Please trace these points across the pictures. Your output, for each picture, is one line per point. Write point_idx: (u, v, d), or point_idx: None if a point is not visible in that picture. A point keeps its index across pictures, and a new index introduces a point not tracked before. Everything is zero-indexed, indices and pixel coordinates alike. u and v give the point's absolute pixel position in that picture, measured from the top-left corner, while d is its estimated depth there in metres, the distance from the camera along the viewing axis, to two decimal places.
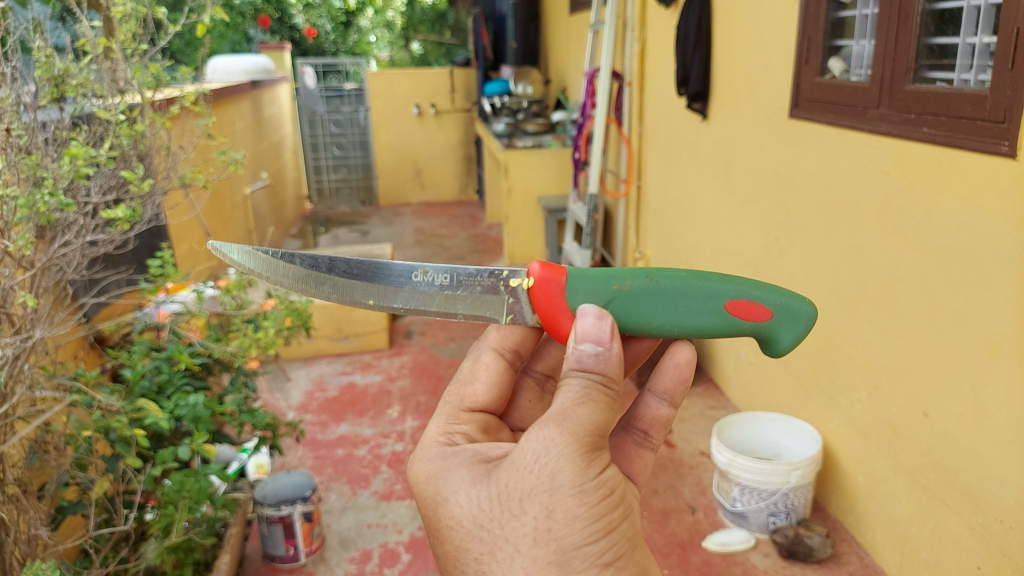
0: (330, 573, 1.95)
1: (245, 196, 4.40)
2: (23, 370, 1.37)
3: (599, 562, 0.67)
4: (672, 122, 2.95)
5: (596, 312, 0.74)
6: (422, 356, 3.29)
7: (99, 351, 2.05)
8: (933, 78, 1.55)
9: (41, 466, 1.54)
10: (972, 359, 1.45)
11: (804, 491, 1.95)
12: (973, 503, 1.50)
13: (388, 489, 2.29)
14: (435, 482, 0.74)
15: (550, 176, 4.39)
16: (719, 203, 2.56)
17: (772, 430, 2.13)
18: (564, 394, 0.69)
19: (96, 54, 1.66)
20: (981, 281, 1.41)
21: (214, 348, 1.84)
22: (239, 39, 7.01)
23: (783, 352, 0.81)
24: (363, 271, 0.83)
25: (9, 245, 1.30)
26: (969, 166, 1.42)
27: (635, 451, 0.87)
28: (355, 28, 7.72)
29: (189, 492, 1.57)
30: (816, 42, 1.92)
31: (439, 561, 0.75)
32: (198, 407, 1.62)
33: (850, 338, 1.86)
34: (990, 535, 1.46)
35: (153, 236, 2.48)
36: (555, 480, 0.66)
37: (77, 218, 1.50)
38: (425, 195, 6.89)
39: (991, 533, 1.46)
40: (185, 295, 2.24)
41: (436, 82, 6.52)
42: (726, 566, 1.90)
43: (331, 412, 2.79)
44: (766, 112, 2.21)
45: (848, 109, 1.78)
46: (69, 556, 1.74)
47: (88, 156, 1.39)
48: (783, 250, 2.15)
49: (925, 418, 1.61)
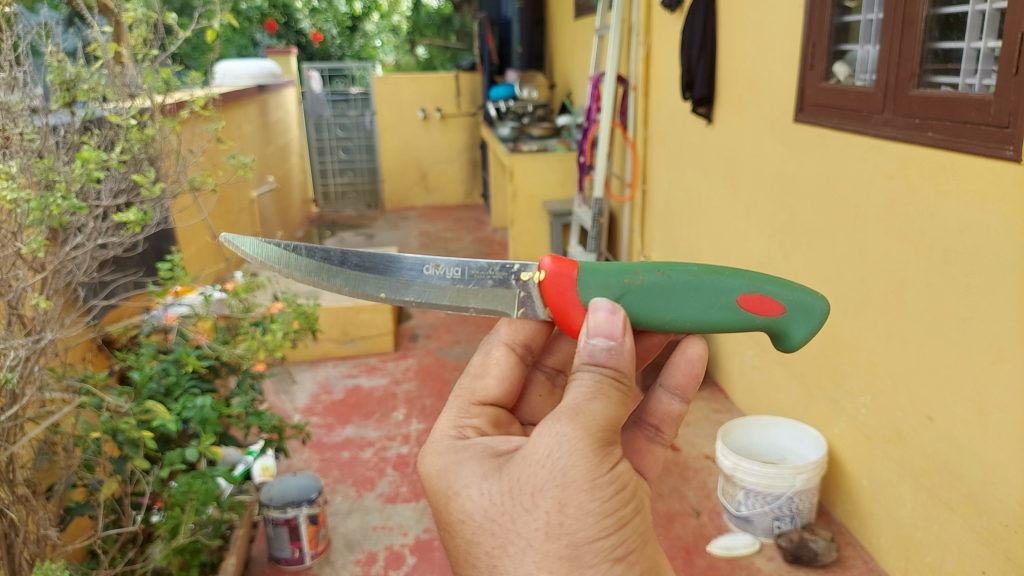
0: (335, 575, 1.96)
1: (251, 199, 4.42)
2: (33, 371, 1.39)
3: (611, 557, 0.68)
4: (677, 126, 2.96)
5: (609, 306, 0.74)
6: (427, 359, 3.30)
7: (106, 353, 2.07)
8: (937, 83, 1.55)
9: (50, 467, 1.56)
10: (976, 363, 1.46)
11: (809, 495, 1.95)
12: (977, 507, 1.50)
13: (394, 492, 2.30)
14: (446, 475, 0.74)
15: (555, 180, 4.40)
16: (724, 207, 2.56)
17: (778, 433, 2.13)
18: (576, 389, 0.69)
19: (107, 59, 1.66)
20: (986, 286, 1.41)
21: (221, 351, 1.84)
22: (245, 44, 7.06)
23: (795, 347, 0.82)
24: (375, 264, 0.84)
25: (22, 247, 1.32)
26: (973, 171, 1.42)
27: (646, 446, 0.88)
28: (360, 32, 7.77)
29: (196, 493, 1.57)
30: (820, 47, 1.92)
31: (449, 556, 0.75)
32: (205, 409, 1.63)
33: (855, 342, 1.86)
34: (994, 539, 1.46)
35: (161, 239, 2.50)
36: (567, 475, 0.66)
37: (88, 220, 1.51)
38: (430, 198, 6.92)
39: (995, 537, 1.46)
40: (192, 298, 2.26)
41: (441, 86, 6.54)
42: (730, 569, 1.90)
43: (336, 415, 2.80)
44: (770, 116, 2.22)
45: (853, 114, 1.79)
46: (76, 557, 1.75)
47: (99, 159, 1.41)
48: (788, 254, 2.15)
49: (928, 424, 1.62)
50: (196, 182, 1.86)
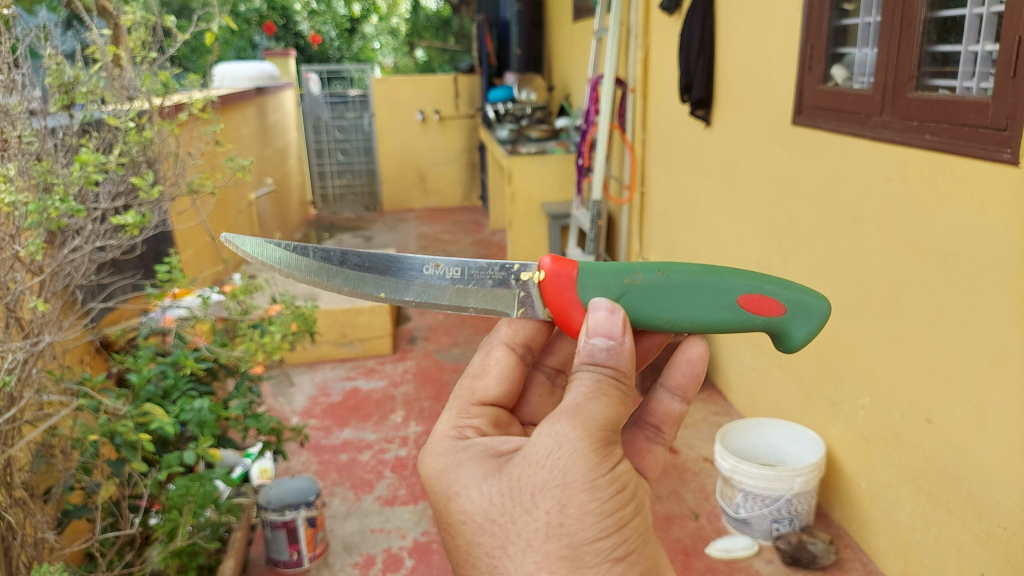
0: None
1: (249, 202, 4.42)
2: (30, 374, 1.38)
3: (611, 558, 0.68)
4: (675, 128, 2.97)
5: (608, 306, 0.74)
6: (426, 361, 3.30)
7: (104, 356, 2.07)
8: (935, 86, 1.56)
9: (48, 470, 1.56)
10: (975, 366, 1.46)
11: (807, 497, 1.95)
12: (975, 510, 1.50)
13: (392, 495, 2.30)
14: (446, 476, 0.74)
15: (553, 182, 4.40)
16: (722, 209, 2.56)
17: (776, 436, 2.13)
18: (575, 389, 0.69)
19: (105, 62, 1.66)
20: (984, 288, 1.42)
21: (219, 353, 1.84)
22: (243, 46, 7.07)
23: (795, 347, 0.82)
24: (375, 264, 0.84)
25: (20, 250, 1.32)
26: (971, 174, 1.42)
27: (647, 446, 0.88)
28: (359, 35, 7.78)
29: (194, 496, 1.57)
30: (818, 49, 1.93)
31: (449, 557, 0.75)
32: (203, 412, 1.63)
33: (853, 344, 1.86)
34: (993, 542, 1.46)
35: (159, 242, 2.50)
36: (567, 475, 0.66)
37: (86, 223, 1.51)
38: (428, 200, 6.92)
39: (993, 540, 1.46)
40: (190, 300, 2.26)
41: (439, 89, 6.54)
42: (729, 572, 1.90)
43: (334, 418, 2.80)
44: (769, 119, 2.22)
45: (851, 117, 1.79)
46: (74, 560, 1.75)
47: (98, 162, 1.41)
48: (786, 257, 2.15)
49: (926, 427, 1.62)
50: (193, 185, 1.86)
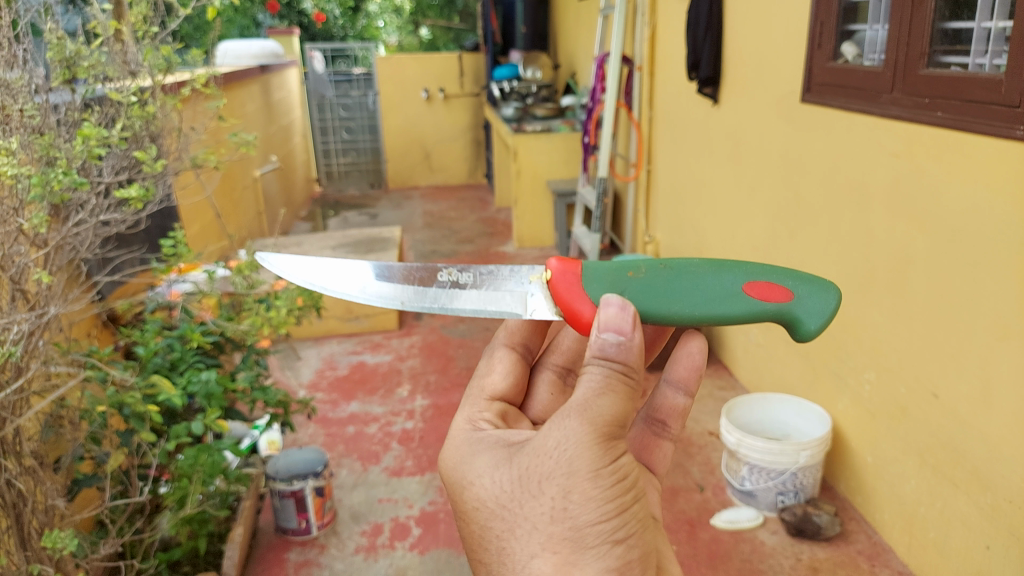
0: (342, 545, 1.97)
1: (256, 177, 4.42)
2: (37, 345, 1.39)
3: (613, 542, 0.68)
4: (682, 108, 2.95)
5: (620, 300, 0.71)
6: (432, 337, 3.29)
7: (111, 329, 2.09)
8: (947, 63, 1.54)
9: (56, 442, 1.57)
10: (982, 341, 1.45)
11: (813, 470, 1.95)
12: (981, 483, 1.50)
13: (399, 466, 2.31)
14: (461, 466, 0.75)
15: (559, 158, 4.38)
16: (730, 189, 2.55)
17: (782, 410, 2.13)
18: (586, 383, 0.68)
19: (106, 36, 1.65)
20: (990, 264, 1.41)
21: (225, 327, 1.84)
22: (249, 25, 7.07)
23: (810, 337, 0.77)
24: (389, 273, 0.85)
25: (25, 224, 1.32)
26: (981, 148, 1.41)
27: (654, 442, 0.90)
28: (363, 13, 7.78)
29: (203, 466, 1.57)
30: (828, 25, 1.91)
31: (462, 543, 0.76)
32: (210, 383, 1.63)
33: (859, 319, 1.86)
34: (998, 514, 1.47)
35: (164, 217, 2.51)
36: (572, 464, 0.66)
37: (89, 197, 1.51)
38: (433, 177, 6.88)
39: (999, 513, 1.47)
40: (196, 276, 2.27)
41: (444, 66, 6.49)
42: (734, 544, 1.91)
43: (341, 391, 2.80)
44: (777, 95, 2.20)
45: (859, 92, 1.78)
46: (85, 527, 1.78)
47: (102, 135, 1.41)
48: (793, 232, 2.14)
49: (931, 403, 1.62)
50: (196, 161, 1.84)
